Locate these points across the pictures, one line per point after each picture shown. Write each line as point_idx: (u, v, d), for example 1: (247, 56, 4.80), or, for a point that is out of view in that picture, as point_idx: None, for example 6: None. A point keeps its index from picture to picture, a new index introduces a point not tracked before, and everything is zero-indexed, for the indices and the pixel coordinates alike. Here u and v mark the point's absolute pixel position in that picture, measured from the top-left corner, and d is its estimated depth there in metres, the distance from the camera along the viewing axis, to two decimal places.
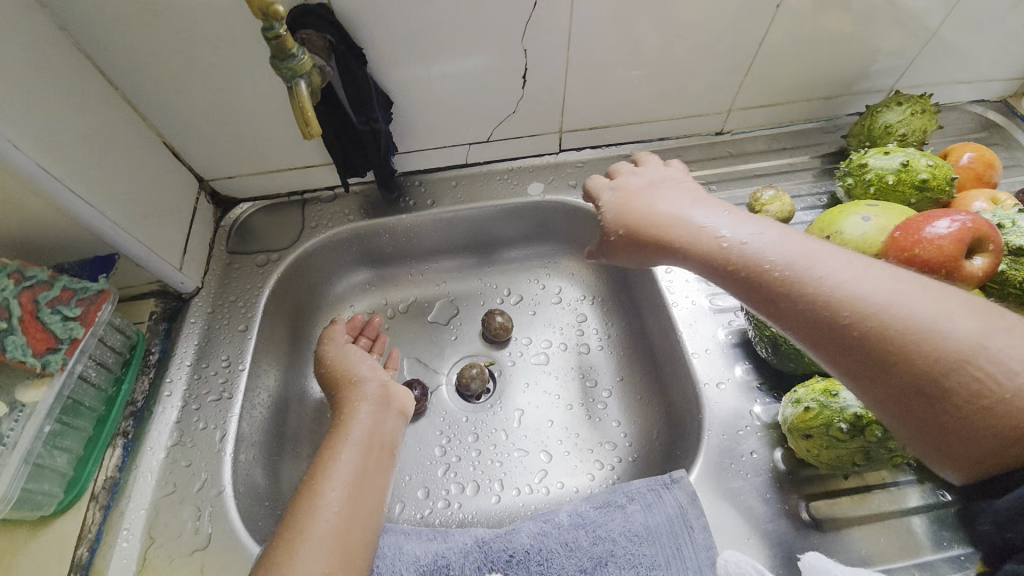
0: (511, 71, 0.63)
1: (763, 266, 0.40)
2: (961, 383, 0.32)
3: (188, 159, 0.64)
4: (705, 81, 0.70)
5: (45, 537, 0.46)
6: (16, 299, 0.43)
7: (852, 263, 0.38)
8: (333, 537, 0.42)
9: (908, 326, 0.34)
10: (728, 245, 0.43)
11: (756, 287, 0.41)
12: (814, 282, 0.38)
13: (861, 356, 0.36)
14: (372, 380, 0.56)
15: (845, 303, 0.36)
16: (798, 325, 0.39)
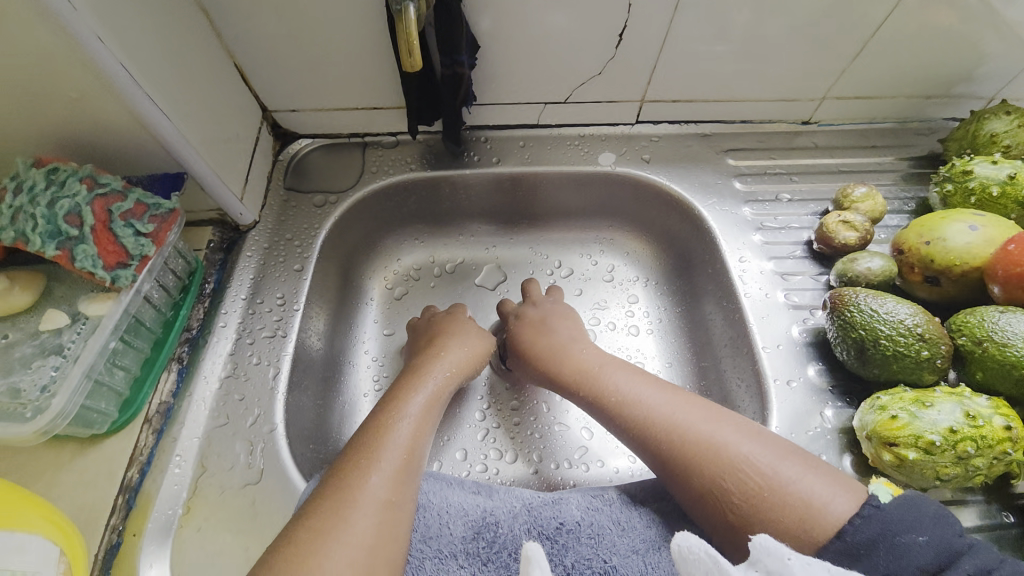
0: (607, 28, 0.58)
1: (654, 425, 0.48)
2: (773, 511, 0.40)
3: (254, 84, 0.60)
4: (810, 63, 0.64)
5: (93, 456, 0.45)
6: (89, 206, 0.40)
7: (725, 425, 0.45)
8: (398, 468, 0.44)
9: (758, 488, 0.41)
10: (615, 396, 0.52)
11: (647, 448, 0.48)
12: (691, 441, 0.45)
13: (708, 520, 0.43)
14: (457, 348, 0.59)
15: (708, 467, 0.43)
16: (670, 484, 0.46)
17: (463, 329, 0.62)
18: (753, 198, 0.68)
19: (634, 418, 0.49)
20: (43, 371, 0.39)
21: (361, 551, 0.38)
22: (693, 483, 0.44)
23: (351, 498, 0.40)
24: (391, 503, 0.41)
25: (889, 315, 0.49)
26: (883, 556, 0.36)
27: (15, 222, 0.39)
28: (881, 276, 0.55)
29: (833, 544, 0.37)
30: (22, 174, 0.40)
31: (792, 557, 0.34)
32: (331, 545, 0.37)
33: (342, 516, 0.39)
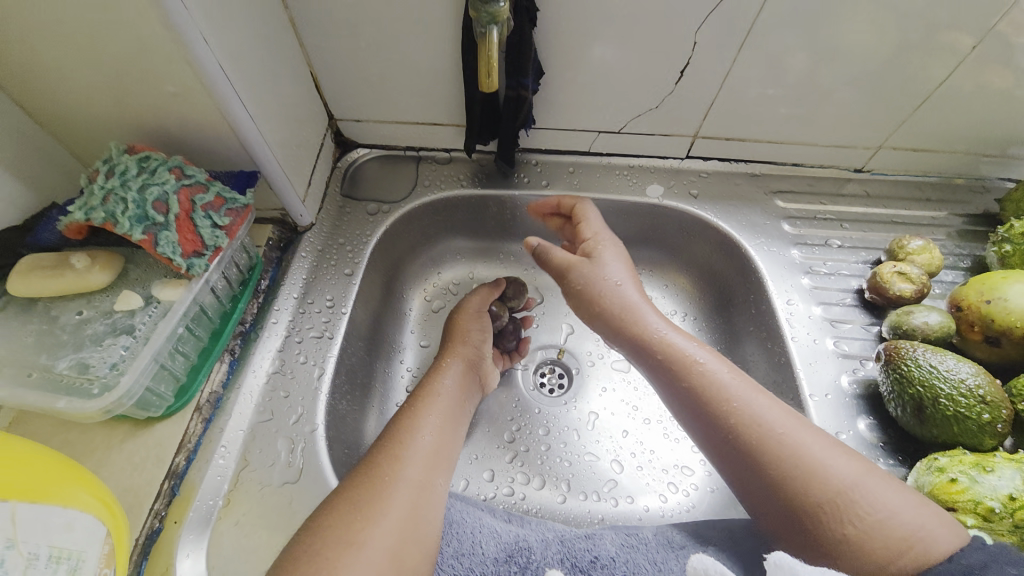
0: (671, 64, 0.59)
1: (766, 430, 0.46)
2: (868, 518, 0.40)
3: (325, 94, 0.63)
4: (869, 115, 0.64)
5: (143, 440, 0.46)
6: (176, 196, 0.42)
7: (825, 439, 0.45)
8: (428, 455, 0.48)
9: (852, 496, 0.42)
10: (724, 391, 0.49)
11: (744, 449, 0.46)
12: (789, 443, 0.45)
13: (784, 513, 0.43)
14: (474, 347, 0.61)
15: (809, 468, 0.43)
16: (754, 479, 0.45)
17: (475, 332, 0.62)
18: (801, 241, 0.68)
19: (729, 409, 0.48)
20: (113, 350, 0.41)
21: (398, 525, 0.42)
22: (784, 478, 0.44)
23: (386, 478, 0.45)
24: (422, 484, 0.46)
25: (950, 372, 0.47)
26: (990, 575, 0.35)
27: (105, 203, 0.41)
28: (939, 332, 0.54)
29: (924, 549, 0.38)
30: (115, 160, 0.42)
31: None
32: (373, 519, 0.42)
33: (380, 494, 0.43)
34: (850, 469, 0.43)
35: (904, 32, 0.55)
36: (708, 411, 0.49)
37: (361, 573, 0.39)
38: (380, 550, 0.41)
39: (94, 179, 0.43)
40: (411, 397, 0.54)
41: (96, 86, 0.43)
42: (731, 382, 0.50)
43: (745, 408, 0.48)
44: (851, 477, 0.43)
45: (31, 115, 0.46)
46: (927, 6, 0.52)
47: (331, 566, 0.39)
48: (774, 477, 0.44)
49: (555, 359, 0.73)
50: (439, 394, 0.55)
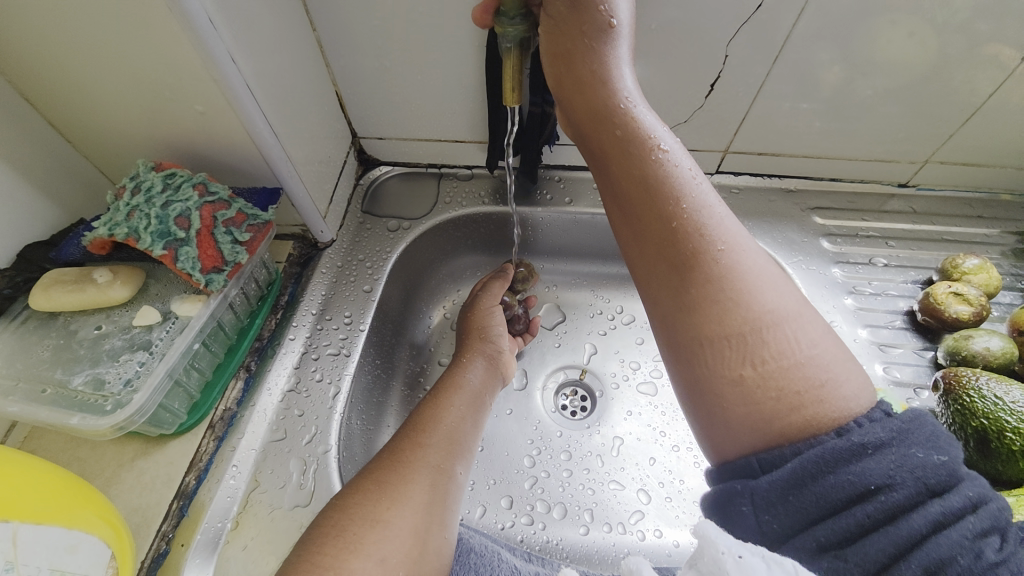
0: (701, 77, 0.57)
1: (742, 304, 0.37)
2: (815, 412, 0.34)
3: (350, 113, 0.64)
4: (913, 128, 0.61)
5: (155, 458, 0.45)
6: (198, 212, 0.42)
7: (792, 298, 0.38)
8: (448, 440, 0.47)
9: (820, 394, 0.34)
10: (706, 243, 0.38)
11: (717, 327, 0.37)
12: (759, 307, 0.37)
13: (705, 379, 0.37)
14: (493, 341, 0.60)
15: (755, 340, 0.36)
16: (686, 312, 0.38)
17: (499, 327, 0.62)
18: (842, 259, 0.64)
19: (694, 226, 0.39)
20: (129, 365, 0.40)
21: (422, 508, 0.41)
22: (722, 336, 0.36)
23: (410, 463, 0.43)
24: (447, 471, 0.45)
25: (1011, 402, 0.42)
26: (882, 460, 0.31)
27: (129, 219, 0.40)
28: (1001, 358, 0.49)
29: (827, 439, 0.33)
30: (141, 176, 0.42)
31: (728, 552, 0.30)
32: (399, 499, 0.40)
33: (403, 478, 0.42)
34: (821, 359, 0.36)
35: (952, 42, 0.51)
36: (679, 237, 0.39)
37: (386, 550, 0.37)
38: (405, 529, 0.39)
39: (120, 194, 0.42)
40: (435, 389, 0.53)
41: (124, 104, 0.44)
42: (715, 203, 0.41)
43: (730, 258, 0.38)
44: (848, 387, 0.35)
45: (65, 136, 0.47)
46: (974, 16, 0.49)
47: (356, 542, 0.37)
48: (751, 371, 0.36)
49: (577, 380, 0.70)
50: (465, 384, 0.54)
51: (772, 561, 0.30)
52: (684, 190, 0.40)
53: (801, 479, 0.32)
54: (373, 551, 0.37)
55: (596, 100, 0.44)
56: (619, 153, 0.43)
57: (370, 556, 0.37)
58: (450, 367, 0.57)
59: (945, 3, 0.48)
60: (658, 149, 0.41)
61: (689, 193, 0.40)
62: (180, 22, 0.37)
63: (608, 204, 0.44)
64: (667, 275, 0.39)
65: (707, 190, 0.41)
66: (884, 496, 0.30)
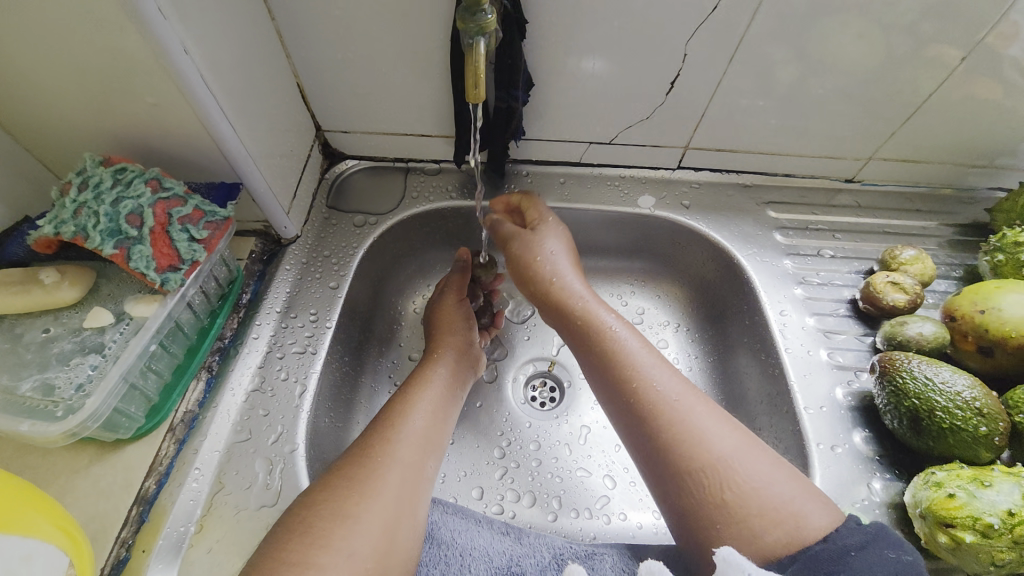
0: (661, 75, 0.59)
1: (706, 446, 0.43)
2: (792, 526, 0.39)
3: (312, 105, 0.62)
4: (857, 127, 0.64)
5: (112, 463, 0.43)
6: (151, 209, 0.40)
7: (713, 413, 0.46)
8: (420, 437, 0.47)
9: (794, 509, 0.40)
10: (666, 396, 0.47)
11: (690, 465, 0.43)
12: (695, 427, 0.45)
13: (685, 516, 0.43)
14: (463, 332, 0.61)
15: (702, 457, 0.43)
16: (651, 459, 0.45)
17: (467, 321, 0.62)
18: (793, 251, 0.67)
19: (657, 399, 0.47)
20: (81, 369, 0.38)
21: (390, 502, 0.41)
22: (682, 469, 0.43)
23: (379, 458, 0.44)
24: (416, 466, 0.45)
25: (937, 383, 0.46)
26: (865, 556, 0.36)
27: (76, 217, 0.39)
28: (933, 343, 0.53)
29: (815, 546, 0.37)
30: (88, 172, 0.41)
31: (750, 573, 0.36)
32: (367, 494, 0.41)
33: (372, 473, 0.42)
34: (781, 479, 0.42)
35: (890, 47, 0.55)
36: (648, 404, 0.47)
37: (354, 544, 0.38)
38: (373, 523, 0.40)
39: (65, 191, 0.41)
40: (406, 384, 0.53)
41: (68, 96, 0.42)
42: (662, 364, 0.50)
43: (687, 403, 0.46)
44: (812, 506, 0.40)
45: (1, 127, 0.44)
46: (918, 19, 0.52)
47: (324, 538, 0.37)
48: (728, 499, 0.41)
49: (546, 372, 0.72)
50: (437, 378, 0.54)
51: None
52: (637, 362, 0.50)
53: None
54: (342, 546, 0.38)
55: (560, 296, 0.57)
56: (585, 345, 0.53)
57: (339, 550, 0.37)
58: (419, 363, 0.57)
59: (882, 9, 0.51)
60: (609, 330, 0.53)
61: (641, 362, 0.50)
62: (125, 10, 0.36)
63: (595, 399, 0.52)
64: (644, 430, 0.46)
65: (653, 355, 0.51)
66: None
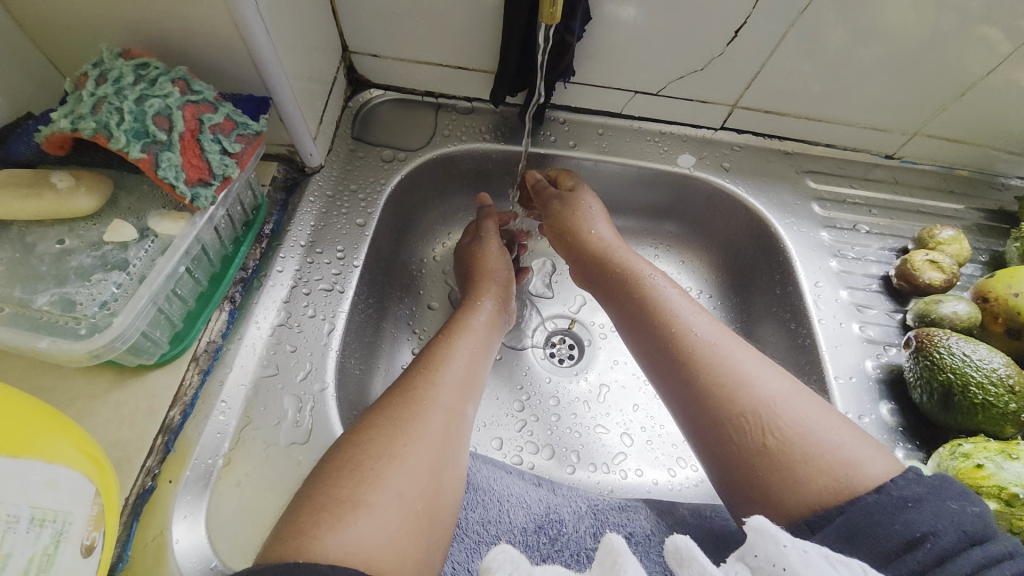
0: (725, 23, 0.54)
1: (746, 392, 0.43)
2: (835, 475, 0.37)
3: (340, 19, 0.56)
4: (912, 101, 0.62)
5: (132, 390, 0.40)
6: (180, 111, 0.36)
7: (758, 361, 0.45)
8: (459, 383, 0.46)
9: (840, 455, 0.38)
10: (704, 344, 0.47)
11: (732, 411, 0.43)
12: (735, 375, 0.44)
13: (722, 458, 0.42)
14: (501, 278, 0.59)
15: (738, 398, 0.43)
16: (687, 403, 0.46)
17: (500, 266, 0.60)
18: (830, 223, 0.66)
19: (693, 346, 0.47)
20: (104, 286, 0.35)
21: (435, 445, 0.40)
22: (719, 412, 0.43)
23: (423, 400, 0.42)
24: (456, 410, 0.44)
25: (970, 358, 0.47)
26: (926, 511, 0.33)
27: (96, 112, 0.34)
28: (966, 322, 0.53)
29: (867, 495, 0.35)
30: (107, 64, 0.35)
31: (789, 545, 0.32)
32: (413, 435, 0.40)
33: (417, 415, 0.41)
34: (823, 425, 0.40)
35: (968, 14, 0.51)
36: (689, 352, 0.47)
37: (402, 485, 0.37)
38: (420, 464, 0.38)
39: (80, 84, 0.35)
40: (444, 329, 0.51)
41: None
42: (702, 318, 0.50)
43: (725, 352, 0.46)
44: (868, 464, 0.38)
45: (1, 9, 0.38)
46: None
47: (374, 476, 0.37)
48: (770, 446, 0.40)
49: (566, 329, 0.70)
50: (477, 325, 0.53)
51: (837, 560, 0.31)
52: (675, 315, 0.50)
53: (850, 532, 0.34)
54: (390, 486, 0.37)
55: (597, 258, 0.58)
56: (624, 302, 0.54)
57: (387, 490, 0.36)
58: (457, 309, 0.55)
59: None
60: (645, 287, 0.54)
61: (678, 316, 0.50)
62: None
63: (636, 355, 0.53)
64: (686, 377, 0.46)
65: (692, 309, 0.51)
66: (931, 543, 0.32)
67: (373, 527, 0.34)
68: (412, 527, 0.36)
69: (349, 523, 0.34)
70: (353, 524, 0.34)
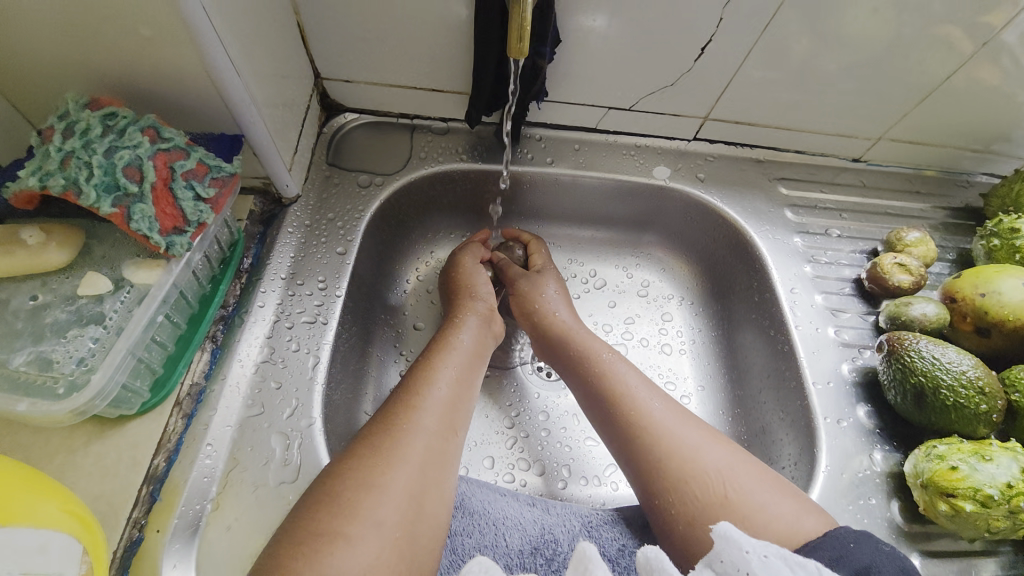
0: (692, 39, 0.56)
1: (694, 460, 0.45)
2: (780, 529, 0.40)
3: (311, 47, 0.56)
4: (876, 107, 0.64)
5: (113, 441, 0.40)
6: (151, 161, 0.35)
7: (702, 430, 0.48)
8: (444, 404, 0.46)
9: (781, 517, 0.40)
10: (655, 413, 0.49)
11: (679, 477, 0.44)
12: (686, 442, 0.46)
13: (667, 520, 0.44)
14: (483, 299, 0.59)
15: (689, 469, 0.44)
16: (637, 473, 0.47)
17: (485, 288, 0.60)
18: (803, 228, 0.68)
19: (646, 413, 0.49)
20: (80, 342, 0.34)
21: (417, 469, 0.40)
22: (673, 479, 0.45)
23: (404, 424, 0.43)
24: (440, 434, 0.44)
25: (940, 362, 0.49)
26: (864, 547, 0.37)
27: (64, 168, 0.33)
28: (935, 323, 0.55)
29: (816, 540, 0.38)
30: (73, 115, 0.35)
31: (750, 551, 0.36)
32: (393, 461, 0.40)
33: (398, 440, 0.41)
34: (763, 488, 0.43)
35: (920, 25, 0.54)
36: (641, 423, 0.49)
37: (382, 513, 0.37)
38: (400, 490, 0.39)
39: (46, 137, 0.35)
40: (427, 350, 0.52)
41: (36, 23, 0.35)
42: (653, 388, 0.52)
43: (674, 419, 0.48)
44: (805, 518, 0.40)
45: None
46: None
47: (352, 507, 0.37)
48: (716, 508, 0.42)
49: None
50: (463, 344, 0.53)
51: (793, 561, 0.35)
52: (630, 384, 0.52)
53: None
54: (369, 515, 0.37)
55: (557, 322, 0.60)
56: (578, 374, 0.56)
57: (366, 519, 0.37)
58: (441, 329, 0.56)
59: None
60: (601, 354, 0.56)
61: (633, 387, 0.52)
62: None
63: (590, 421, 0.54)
64: (637, 445, 0.48)
65: (644, 380, 0.53)
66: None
67: (352, 558, 0.35)
68: (393, 555, 0.36)
69: (327, 556, 0.34)
70: (331, 557, 0.34)
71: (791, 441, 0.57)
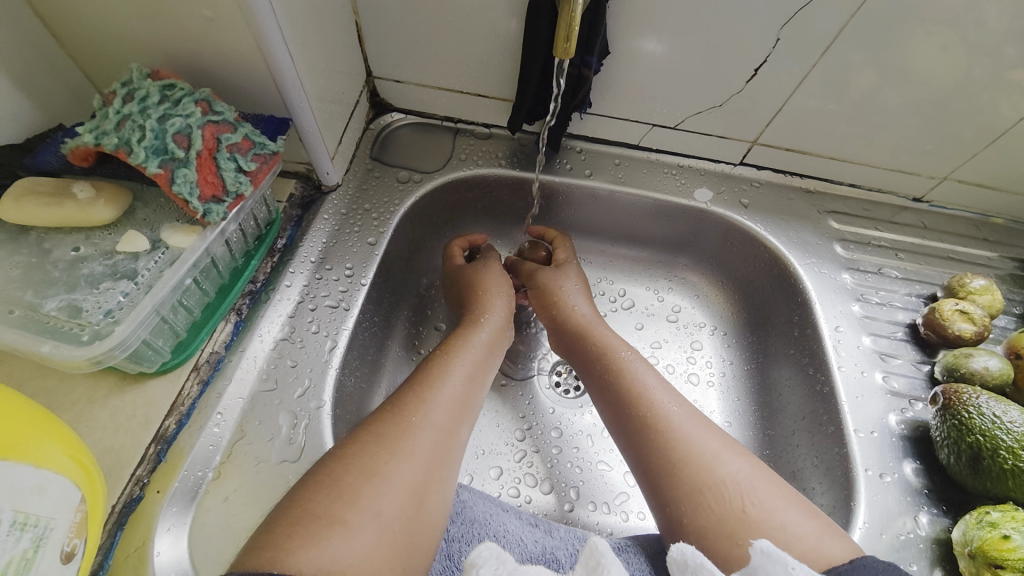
0: (745, 60, 0.54)
1: (709, 469, 0.42)
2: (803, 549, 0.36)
3: (366, 46, 0.58)
4: (942, 145, 0.60)
5: (131, 397, 0.41)
6: (199, 130, 0.37)
7: (722, 439, 0.44)
8: (455, 403, 0.45)
9: (804, 540, 0.37)
10: (671, 416, 0.46)
11: (692, 485, 0.41)
12: (701, 450, 0.43)
13: (676, 526, 0.41)
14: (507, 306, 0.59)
15: (703, 476, 0.41)
16: (649, 475, 0.44)
17: (494, 288, 0.59)
18: (853, 265, 0.64)
19: (660, 415, 0.46)
20: (110, 295, 0.36)
21: (421, 465, 0.39)
22: (685, 487, 0.41)
23: (412, 417, 0.41)
24: (446, 431, 0.43)
25: (999, 420, 0.43)
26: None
27: (119, 129, 0.35)
28: (998, 379, 0.50)
29: (842, 565, 0.35)
30: (135, 83, 0.37)
31: (796, 567, 0.33)
32: (399, 454, 0.39)
33: (405, 433, 0.40)
34: (785, 507, 0.39)
35: (996, 64, 0.50)
36: (654, 426, 0.46)
37: (381, 504, 0.36)
38: (402, 483, 0.38)
39: (108, 101, 0.37)
40: (443, 346, 0.51)
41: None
42: (671, 391, 0.49)
43: (687, 424, 0.45)
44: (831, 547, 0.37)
45: (49, 27, 0.41)
46: (1004, 41, 0.48)
47: (351, 493, 0.36)
48: (729, 519, 0.39)
49: None
50: (478, 343, 0.52)
51: None
52: (645, 386, 0.49)
53: None
54: (369, 504, 0.36)
55: (576, 320, 0.58)
56: (595, 374, 0.53)
57: (366, 509, 0.35)
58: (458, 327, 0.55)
59: (987, 21, 0.47)
60: (620, 353, 0.53)
61: (647, 388, 0.49)
62: None
63: (606, 423, 0.51)
64: (651, 448, 0.45)
65: (661, 382, 0.50)
66: None
67: (348, 547, 0.33)
68: (387, 551, 0.35)
69: (325, 541, 0.33)
70: (329, 541, 0.33)
71: (824, 492, 0.52)
